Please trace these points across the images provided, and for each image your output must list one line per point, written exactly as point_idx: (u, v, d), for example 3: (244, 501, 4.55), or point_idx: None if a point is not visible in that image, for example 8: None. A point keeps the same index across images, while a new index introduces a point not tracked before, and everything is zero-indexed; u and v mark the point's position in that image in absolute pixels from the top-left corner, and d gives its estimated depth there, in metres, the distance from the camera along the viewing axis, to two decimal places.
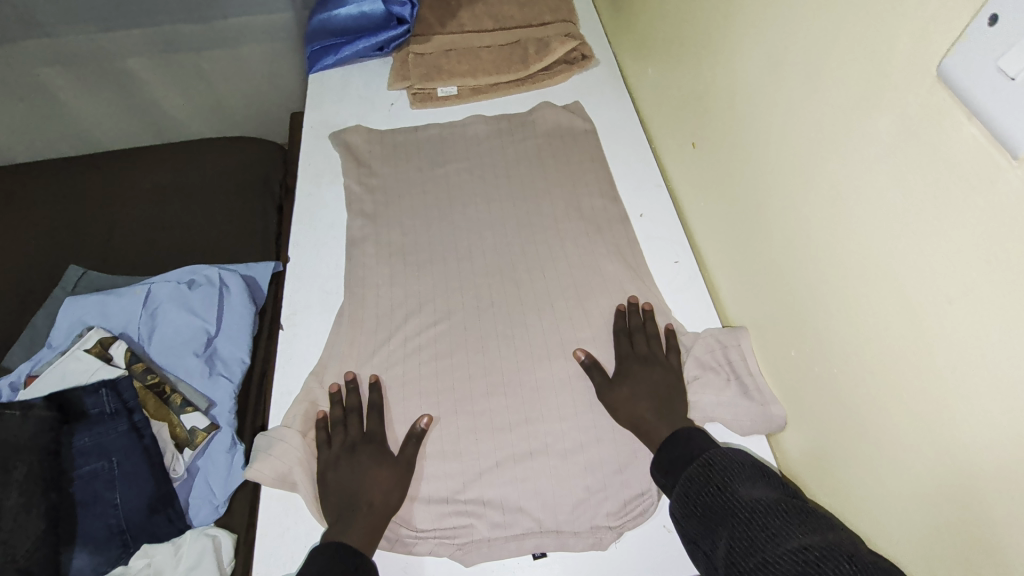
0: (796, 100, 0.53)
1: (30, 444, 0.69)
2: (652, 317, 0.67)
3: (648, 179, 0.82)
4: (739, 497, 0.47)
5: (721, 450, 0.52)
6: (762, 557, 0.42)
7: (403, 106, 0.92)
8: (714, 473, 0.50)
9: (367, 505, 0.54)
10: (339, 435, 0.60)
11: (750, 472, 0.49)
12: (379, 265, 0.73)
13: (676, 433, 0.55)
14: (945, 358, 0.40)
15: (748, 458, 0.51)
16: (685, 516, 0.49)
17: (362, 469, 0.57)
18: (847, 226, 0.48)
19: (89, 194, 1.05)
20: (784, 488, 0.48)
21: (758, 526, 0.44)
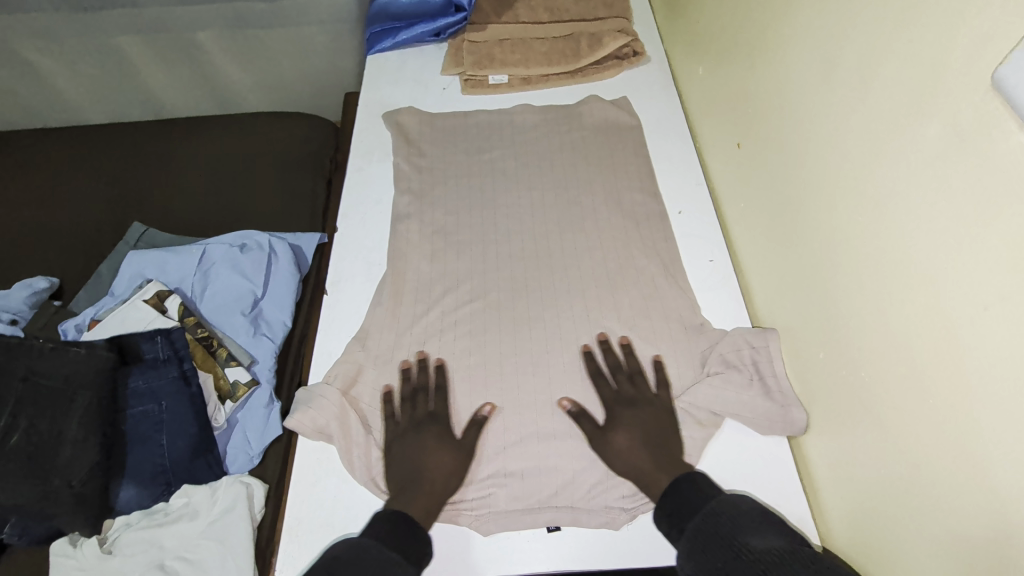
0: (846, 104, 0.53)
1: (89, 380, 0.75)
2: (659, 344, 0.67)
3: (690, 178, 0.83)
4: (751, 548, 0.46)
5: (729, 500, 0.52)
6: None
7: (455, 91, 0.95)
8: (722, 524, 0.49)
9: (428, 488, 0.58)
10: (407, 412, 0.63)
11: (759, 522, 0.49)
12: (421, 242, 0.76)
13: (677, 482, 0.55)
14: (976, 366, 0.41)
15: (755, 507, 0.51)
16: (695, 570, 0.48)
17: (425, 450, 0.59)
18: (889, 231, 0.48)
19: (156, 158, 1.12)
20: (795, 538, 0.47)
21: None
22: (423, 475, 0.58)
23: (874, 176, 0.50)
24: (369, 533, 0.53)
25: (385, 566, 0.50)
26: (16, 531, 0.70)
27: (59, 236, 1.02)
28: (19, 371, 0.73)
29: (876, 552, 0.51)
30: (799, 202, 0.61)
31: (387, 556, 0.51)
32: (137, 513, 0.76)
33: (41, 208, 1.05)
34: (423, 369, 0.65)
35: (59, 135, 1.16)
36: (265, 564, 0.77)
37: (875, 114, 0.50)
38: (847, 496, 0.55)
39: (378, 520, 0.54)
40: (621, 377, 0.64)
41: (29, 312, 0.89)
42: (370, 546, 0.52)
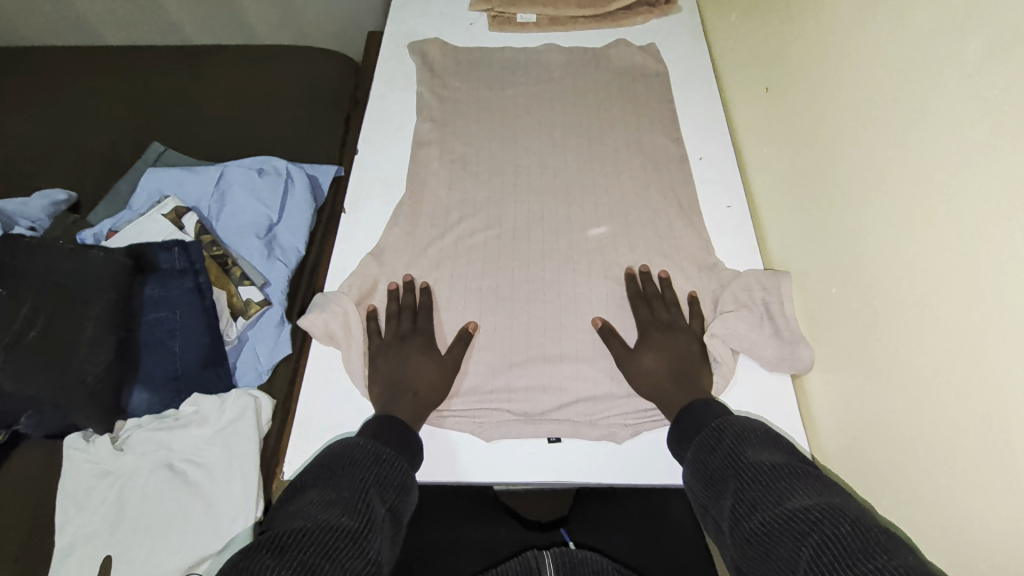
0: (889, 46, 0.55)
1: (106, 280, 0.75)
2: (669, 283, 0.66)
3: (714, 125, 0.83)
4: (745, 459, 0.48)
5: (735, 417, 0.52)
6: (761, 518, 0.43)
7: (481, 27, 0.94)
8: (725, 437, 0.50)
9: (414, 395, 0.58)
10: (392, 326, 0.63)
11: (761, 437, 0.50)
12: (441, 169, 0.77)
13: (693, 403, 0.56)
14: (991, 274, 0.42)
15: (760, 424, 0.51)
16: (696, 481, 0.51)
17: (409, 360, 0.60)
18: (920, 165, 0.50)
19: (175, 81, 1.11)
20: (796, 453, 0.48)
21: (759, 487, 0.45)
22: (411, 384, 0.59)
23: (903, 102, 0.52)
24: (363, 433, 0.54)
25: (382, 458, 0.51)
26: (31, 423, 0.73)
27: (76, 151, 1.01)
28: (41, 270, 0.74)
29: (874, 475, 0.53)
30: (829, 140, 0.62)
31: (382, 449, 0.51)
32: (148, 416, 0.77)
33: (57, 123, 1.04)
34: (407, 289, 0.66)
35: (78, 53, 1.15)
36: (270, 472, 0.80)
37: (914, 34, 0.52)
38: (849, 425, 0.57)
39: (369, 423, 0.55)
40: (636, 305, 0.65)
41: (47, 222, 0.89)
42: (361, 444, 0.52)
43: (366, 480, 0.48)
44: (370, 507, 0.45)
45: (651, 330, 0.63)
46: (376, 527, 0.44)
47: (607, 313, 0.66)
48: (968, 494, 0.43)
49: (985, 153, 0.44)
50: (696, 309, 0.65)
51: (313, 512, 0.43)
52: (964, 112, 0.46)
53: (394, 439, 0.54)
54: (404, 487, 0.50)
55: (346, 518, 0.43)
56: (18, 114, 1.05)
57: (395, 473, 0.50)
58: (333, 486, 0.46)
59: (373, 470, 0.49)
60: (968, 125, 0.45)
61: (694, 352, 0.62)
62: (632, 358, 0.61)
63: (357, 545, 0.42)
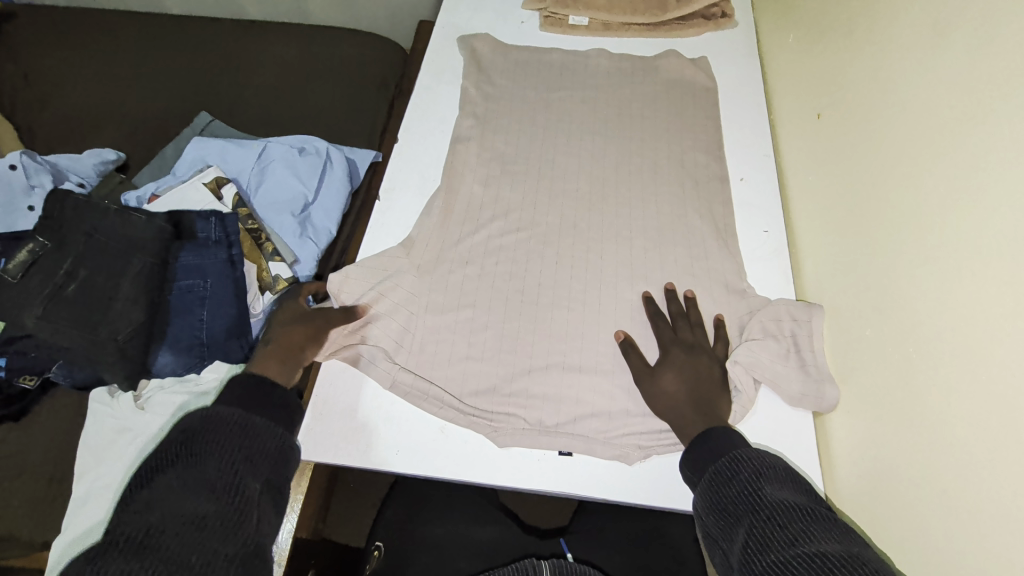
0: (955, 84, 0.52)
1: (144, 245, 0.77)
2: (694, 305, 0.66)
3: (760, 147, 0.80)
4: (763, 495, 0.47)
5: (754, 450, 0.51)
6: (773, 556, 0.42)
7: (533, 26, 0.93)
8: (742, 470, 0.49)
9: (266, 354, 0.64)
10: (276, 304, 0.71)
11: (780, 474, 0.49)
12: (479, 165, 0.77)
13: (709, 430, 0.55)
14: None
15: (779, 460, 0.50)
16: (709, 511, 0.50)
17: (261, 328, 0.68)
18: (975, 213, 0.47)
19: (230, 52, 1.14)
20: (813, 496, 0.47)
21: (776, 526, 0.44)
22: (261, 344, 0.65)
23: (968, 143, 0.49)
24: (231, 398, 0.54)
25: (247, 427, 0.51)
26: (62, 371, 0.76)
27: (129, 113, 1.05)
28: (84, 227, 0.75)
29: (890, 526, 0.51)
30: (878, 175, 0.60)
31: (249, 418, 0.52)
32: (170, 378, 0.80)
33: (116, 83, 1.08)
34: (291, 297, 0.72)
35: (141, 17, 1.18)
36: None
37: (989, 72, 0.49)
38: (869, 471, 0.55)
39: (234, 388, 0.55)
40: (661, 323, 0.64)
41: (96, 180, 0.93)
42: (225, 412, 0.51)
43: (233, 456, 0.48)
44: (239, 486, 0.46)
45: (673, 349, 0.62)
46: (250, 507, 0.46)
47: (629, 328, 0.66)
48: (975, 557, 0.42)
49: None
50: (722, 335, 0.64)
51: (176, 501, 0.43)
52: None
53: (268, 410, 0.55)
54: (278, 456, 0.51)
55: (212, 505, 0.44)
56: (80, 72, 1.09)
57: (266, 443, 0.51)
58: (195, 466, 0.46)
59: (240, 442, 0.49)
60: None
61: (716, 379, 0.60)
62: (650, 376, 0.61)
63: (228, 533, 0.43)
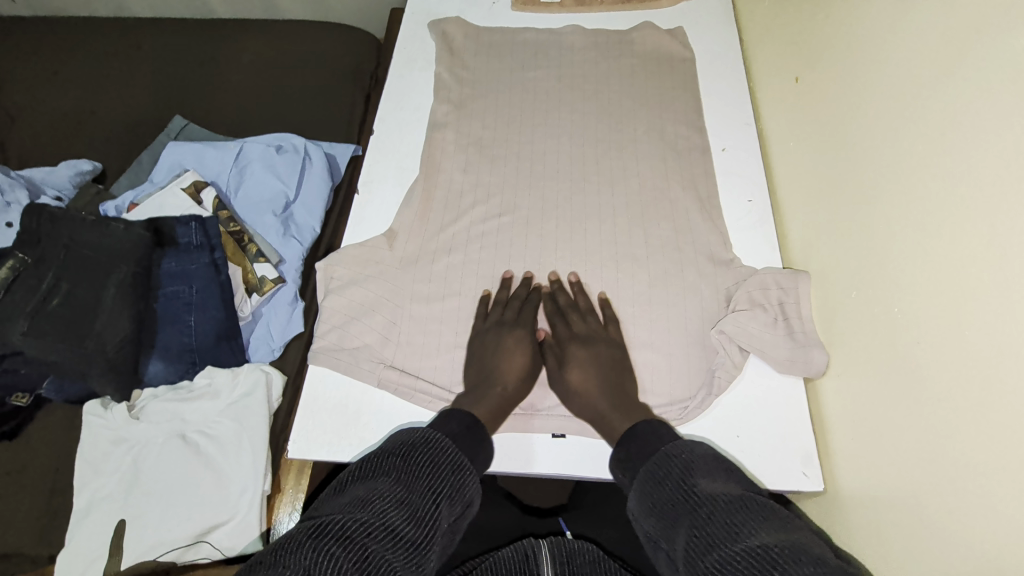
0: (931, 38, 0.51)
1: (124, 254, 0.76)
2: (609, 307, 0.65)
3: (740, 115, 0.79)
4: (697, 490, 0.44)
5: (685, 443, 0.50)
6: (717, 556, 0.39)
7: (504, 6, 0.91)
8: (675, 467, 0.47)
9: (501, 388, 0.58)
10: (497, 314, 0.64)
11: (710, 466, 0.47)
12: (457, 152, 0.76)
13: (636, 427, 0.54)
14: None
15: (710, 451, 0.49)
16: (645, 512, 0.47)
17: (506, 350, 0.61)
18: (954, 168, 0.47)
19: (199, 53, 1.11)
20: (747, 483, 0.46)
21: (712, 523, 0.41)
22: (497, 373, 0.59)
23: (946, 98, 0.49)
24: (440, 427, 0.52)
25: (458, 468, 0.48)
26: (53, 387, 0.76)
27: (102, 121, 1.03)
28: (62, 240, 0.75)
29: (884, 487, 0.51)
30: (858, 137, 0.59)
31: (461, 458, 0.49)
32: (163, 387, 0.79)
33: (85, 91, 1.06)
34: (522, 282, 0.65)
35: (107, 21, 1.15)
36: (279, 447, 0.82)
37: (962, 25, 0.48)
38: (862, 433, 0.55)
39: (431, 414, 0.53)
40: (587, 322, 0.63)
41: (73, 192, 0.92)
42: (442, 441, 0.50)
43: (439, 492, 0.45)
44: (434, 520, 0.43)
45: (571, 345, 0.61)
46: (431, 543, 0.42)
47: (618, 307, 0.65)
48: (967, 510, 0.43)
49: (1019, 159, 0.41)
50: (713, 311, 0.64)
51: (378, 501, 0.42)
52: (1009, 111, 0.43)
53: (474, 446, 0.52)
54: (468, 502, 0.48)
55: (409, 527, 0.41)
56: (48, 82, 1.07)
57: (465, 486, 0.48)
58: (408, 484, 0.44)
59: (443, 475, 0.47)
60: (1002, 128, 0.43)
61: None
62: (561, 377, 0.61)
63: (411, 559, 0.40)
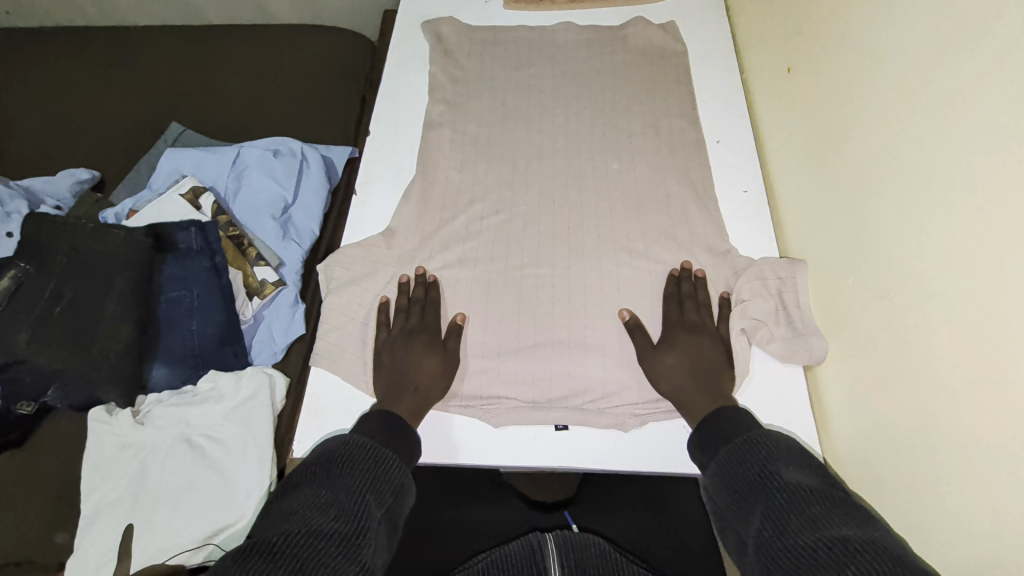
0: (919, 24, 0.52)
1: (126, 260, 0.77)
2: (705, 285, 0.65)
3: (733, 107, 0.80)
4: (779, 477, 0.46)
5: (766, 430, 0.51)
6: (797, 541, 0.42)
7: (496, 5, 0.92)
8: (756, 452, 0.49)
9: (414, 390, 0.59)
10: (400, 322, 0.64)
11: (793, 455, 0.49)
12: (453, 151, 0.76)
13: (720, 410, 0.55)
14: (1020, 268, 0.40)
15: (792, 441, 0.50)
16: (720, 490, 0.50)
17: (414, 355, 0.61)
18: (945, 152, 0.47)
19: (194, 59, 1.12)
20: (827, 475, 0.48)
21: (794, 510, 0.43)
22: (408, 375, 0.59)
23: (936, 83, 0.49)
24: (360, 430, 0.54)
25: (378, 459, 0.50)
26: (59, 395, 0.74)
27: (99, 130, 1.03)
28: (64, 248, 0.75)
29: (886, 470, 0.52)
30: (850, 126, 0.59)
31: (379, 450, 0.51)
32: (167, 392, 0.80)
33: (81, 101, 1.06)
34: (419, 283, 0.66)
35: (101, 31, 1.16)
36: (283, 449, 0.83)
37: (948, 10, 0.49)
38: (862, 418, 0.56)
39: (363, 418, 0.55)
40: (690, 307, 0.64)
41: (72, 201, 0.92)
42: (354, 441, 0.52)
43: (361, 486, 0.47)
44: (362, 512, 0.45)
45: (676, 330, 0.62)
46: (365, 531, 0.44)
47: (617, 301, 0.66)
48: (968, 489, 0.43)
49: (1009, 142, 0.42)
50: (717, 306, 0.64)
51: (301, 513, 0.44)
52: (999, 94, 0.43)
53: (393, 435, 0.54)
54: (401, 487, 0.50)
55: (335, 525, 0.43)
56: (44, 93, 1.07)
57: (389, 473, 0.50)
58: (330, 487, 0.47)
59: (366, 468, 0.49)
60: (992, 111, 0.44)
61: (714, 350, 0.61)
62: (654, 355, 0.61)
63: (348, 550, 0.42)
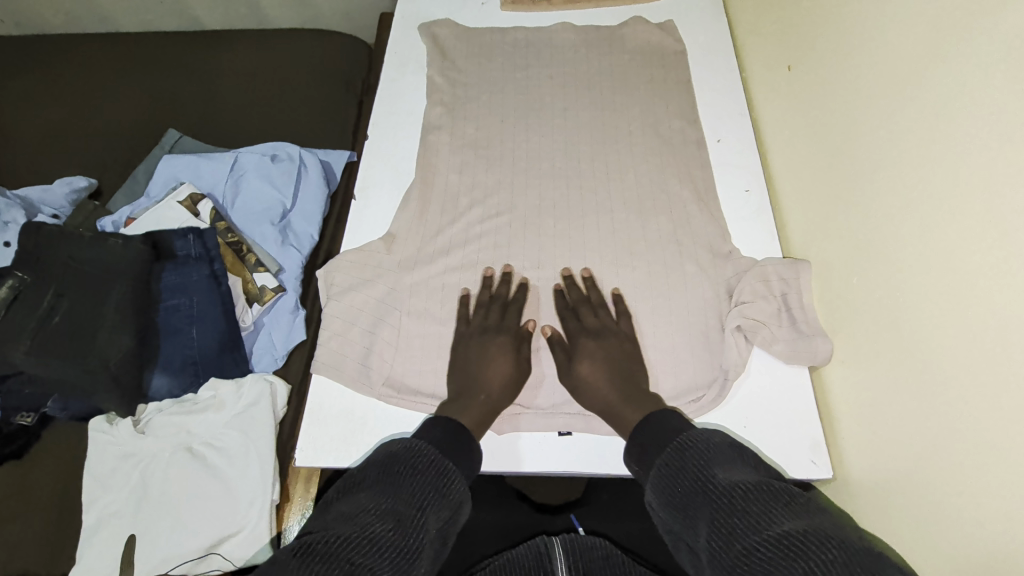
0: (920, 20, 0.51)
1: (123, 268, 0.76)
2: (595, 287, 0.65)
3: (733, 106, 0.79)
4: (715, 479, 0.45)
5: (691, 430, 0.50)
6: (743, 547, 0.40)
7: (493, 6, 0.91)
8: (689, 455, 0.48)
9: (484, 396, 0.59)
10: (480, 318, 0.64)
11: (726, 453, 0.47)
12: (451, 154, 0.76)
13: (648, 415, 0.54)
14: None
15: (724, 437, 0.49)
16: (663, 502, 0.48)
17: (488, 356, 0.61)
18: (948, 149, 0.47)
19: (190, 65, 1.11)
20: (765, 472, 0.46)
21: (735, 513, 0.42)
22: (479, 381, 0.59)
23: (939, 80, 0.49)
24: (423, 436, 0.53)
25: (443, 473, 0.49)
26: (58, 405, 0.76)
27: (95, 138, 1.03)
28: (62, 257, 0.75)
29: (893, 470, 0.51)
30: (852, 124, 0.59)
31: (445, 462, 0.50)
32: (167, 400, 0.79)
33: (77, 108, 1.06)
34: (504, 281, 0.66)
35: (96, 38, 1.15)
36: (286, 456, 0.83)
37: (950, 7, 0.48)
38: (869, 419, 0.55)
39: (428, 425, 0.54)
40: (587, 311, 0.64)
41: (69, 210, 0.91)
42: (423, 448, 0.50)
43: (423, 499, 0.46)
44: (422, 527, 0.44)
45: (583, 340, 0.62)
46: (422, 548, 0.43)
47: (620, 304, 0.65)
48: (978, 490, 0.43)
49: (1014, 138, 0.41)
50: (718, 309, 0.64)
51: (364, 516, 0.42)
52: (1004, 92, 0.43)
53: (457, 447, 0.53)
54: (457, 504, 0.49)
55: (397, 536, 0.41)
56: (40, 101, 1.07)
57: (451, 489, 0.49)
58: (391, 494, 0.45)
59: (429, 482, 0.48)
60: (996, 107, 0.43)
61: (629, 354, 0.61)
62: (569, 368, 0.61)
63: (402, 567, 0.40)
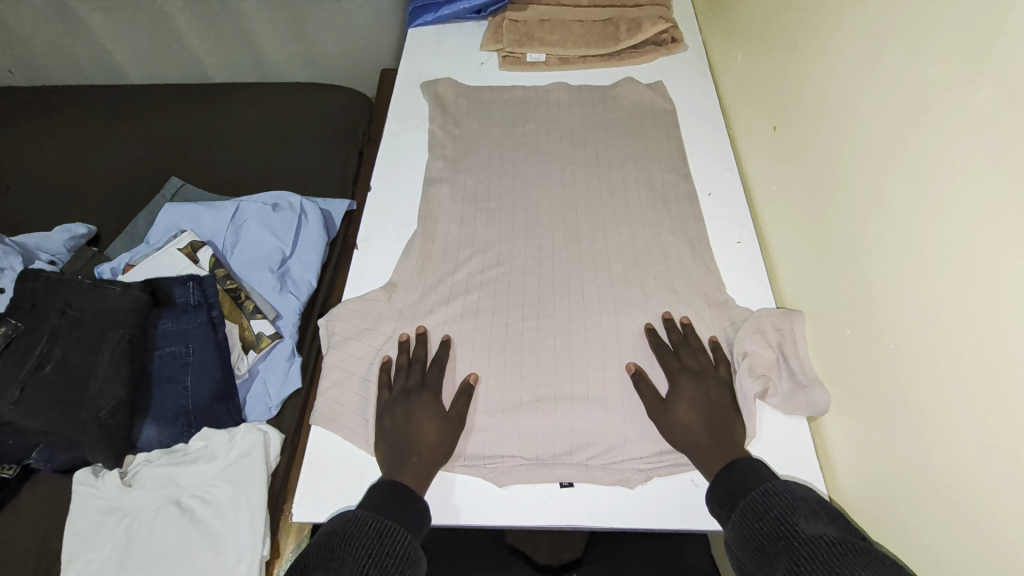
0: (894, 86, 0.55)
1: (117, 317, 0.74)
2: (692, 331, 0.66)
3: (722, 163, 0.84)
4: (800, 531, 0.45)
5: (783, 482, 0.51)
6: None
7: (493, 66, 0.96)
8: (775, 505, 0.49)
9: (417, 457, 0.57)
10: (401, 381, 0.63)
11: (812, 508, 0.48)
12: (453, 206, 0.78)
13: (733, 462, 0.55)
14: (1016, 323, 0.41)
15: (812, 494, 0.50)
16: (744, 549, 0.49)
17: (414, 419, 0.59)
18: (929, 205, 0.49)
19: (195, 117, 1.14)
20: (849, 529, 0.46)
21: (819, 563, 0.42)
22: (410, 442, 0.58)
23: (915, 142, 0.52)
24: (364, 505, 0.53)
25: (383, 532, 0.49)
26: (43, 456, 0.73)
27: (97, 186, 1.04)
28: (58, 303, 0.73)
29: (893, 521, 0.52)
30: (837, 182, 0.62)
31: (383, 521, 0.50)
32: (157, 451, 0.77)
33: (81, 157, 1.07)
34: (418, 342, 0.65)
35: (104, 89, 1.18)
36: (275, 507, 0.81)
37: (921, 78, 0.52)
38: (867, 468, 0.56)
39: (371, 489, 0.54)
40: (684, 351, 0.64)
41: (68, 256, 0.91)
42: (361, 516, 0.51)
43: (366, 563, 0.46)
44: None
45: (681, 378, 0.61)
46: None
47: (620, 354, 0.66)
48: (980, 540, 0.43)
49: (989, 199, 0.44)
50: (722, 357, 0.65)
51: None
52: (976, 155, 0.46)
53: (398, 506, 0.53)
54: (409, 561, 0.48)
55: None
56: (43, 150, 1.08)
57: (395, 547, 0.49)
58: (333, 567, 0.45)
59: (370, 544, 0.48)
60: (970, 169, 0.46)
61: (721, 395, 0.61)
62: (664, 409, 0.60)
63: None
